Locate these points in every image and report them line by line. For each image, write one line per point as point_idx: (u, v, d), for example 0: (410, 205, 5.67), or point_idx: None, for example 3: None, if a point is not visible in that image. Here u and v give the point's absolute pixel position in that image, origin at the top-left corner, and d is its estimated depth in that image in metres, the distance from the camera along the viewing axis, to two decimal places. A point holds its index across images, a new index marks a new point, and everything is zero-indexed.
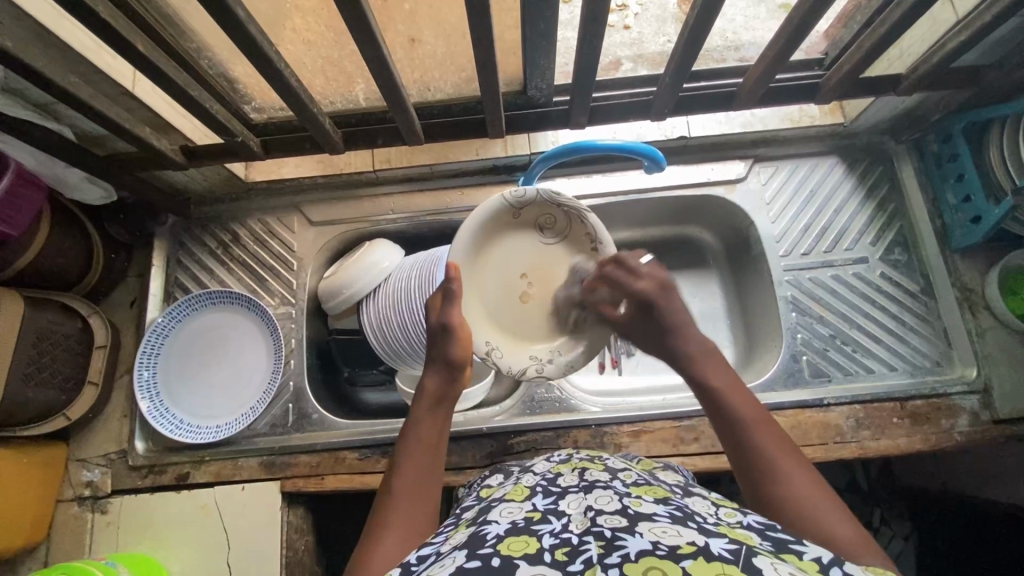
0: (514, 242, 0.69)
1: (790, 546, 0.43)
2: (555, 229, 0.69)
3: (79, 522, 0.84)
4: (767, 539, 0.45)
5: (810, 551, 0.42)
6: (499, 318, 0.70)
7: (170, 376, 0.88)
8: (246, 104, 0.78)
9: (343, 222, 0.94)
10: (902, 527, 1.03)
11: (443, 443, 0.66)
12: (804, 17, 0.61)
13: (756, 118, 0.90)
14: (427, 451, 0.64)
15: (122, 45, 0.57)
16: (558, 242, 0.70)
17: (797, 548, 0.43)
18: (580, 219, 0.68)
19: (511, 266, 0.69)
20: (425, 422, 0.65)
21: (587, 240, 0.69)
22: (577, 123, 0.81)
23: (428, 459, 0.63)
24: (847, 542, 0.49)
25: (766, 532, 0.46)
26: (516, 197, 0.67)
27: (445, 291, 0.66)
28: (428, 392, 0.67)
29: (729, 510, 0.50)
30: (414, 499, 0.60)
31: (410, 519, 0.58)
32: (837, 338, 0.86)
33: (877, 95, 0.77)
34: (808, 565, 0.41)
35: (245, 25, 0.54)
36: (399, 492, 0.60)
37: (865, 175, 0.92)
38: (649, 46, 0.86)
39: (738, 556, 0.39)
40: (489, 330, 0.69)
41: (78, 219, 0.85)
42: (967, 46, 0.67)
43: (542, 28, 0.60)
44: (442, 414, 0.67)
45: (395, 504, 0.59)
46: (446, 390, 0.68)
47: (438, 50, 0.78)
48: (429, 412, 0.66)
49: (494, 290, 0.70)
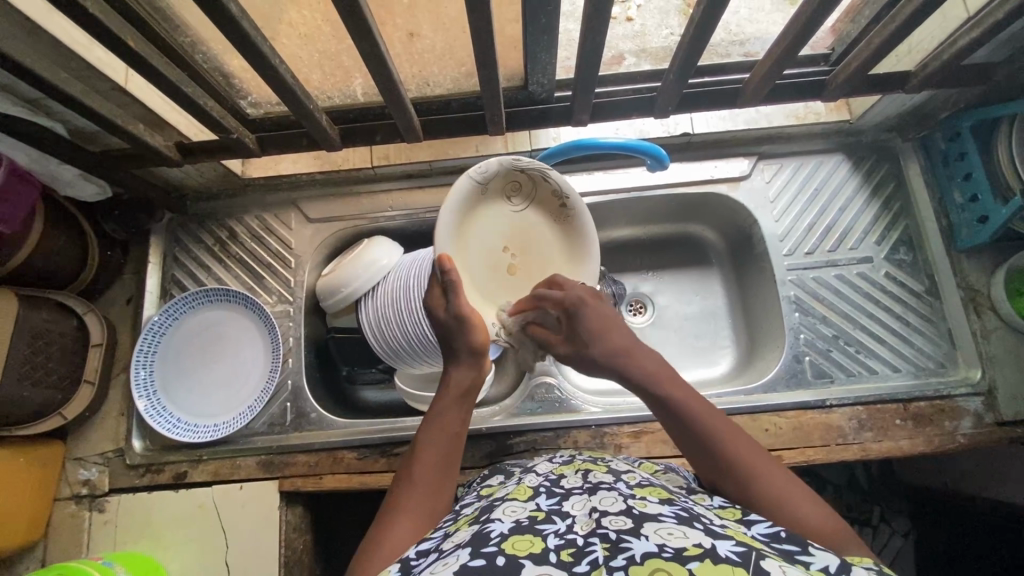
0: (489, 221, 0.68)
1: (797, 556, 0.42)
2: (522, 195, 0.69)
3: (77, 521, 0.83)
4: (774, 548, 0.43)
5: (817, 560, 0.41)
6: (492, 296, 0.69)
7: (167, 375, 0.87)
8: (243, 99, 0.77)
9: (341, 219, 0.93)
10: (901, 524, 1.04)
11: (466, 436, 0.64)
12: (814, 11, 0.59)
13: (761, 115, 0.88)
14: (450, 441, 0.61)
15: (111, 39, 0.55)
16: (527, 207, 0.69)
17: (805, 558, 0.42)
18: (545, 179, 0.68)
19: (489, 242, 0.68)
20: (450, 411, 0.63)
21: (555, 201, 0.69)
22: (579, 121, 0.80)
23: (449, 450, 0.61)
24: (826, 530, 0.49)
25: (772, 544, 0.44)
26: (480, 173, 0.65)
27: (444, 283, 0.63)
28: (456, 383, 0.64)
29: (734, 520, 0.49)
30: (432, 490, 0.58)
31: (424, 508, 0.57)
32: (840, 339, 0.85)
33: (885, 92, 0.76)
34: (818, 574, 0.39)
35: (239, 21, 0.53)
36: (416, 483, 0.58)
37: (872, 173, 0.90)
38: (652, 40, 0.85)
39: (747, 559, 0.39)
40: (489, 310, 0.68)
41: (73, 216, 0.83)
42: (978, 43, 0.66)
43: (543, 22, 0.58)
44: (467, 406, 0.64)
45: (411, 490, 0.58)
46: (475, 385, 0.65)
47: (436, 44, 0.76)
48: (455, 404, 0.64)
49: (479, 268, 0.68)
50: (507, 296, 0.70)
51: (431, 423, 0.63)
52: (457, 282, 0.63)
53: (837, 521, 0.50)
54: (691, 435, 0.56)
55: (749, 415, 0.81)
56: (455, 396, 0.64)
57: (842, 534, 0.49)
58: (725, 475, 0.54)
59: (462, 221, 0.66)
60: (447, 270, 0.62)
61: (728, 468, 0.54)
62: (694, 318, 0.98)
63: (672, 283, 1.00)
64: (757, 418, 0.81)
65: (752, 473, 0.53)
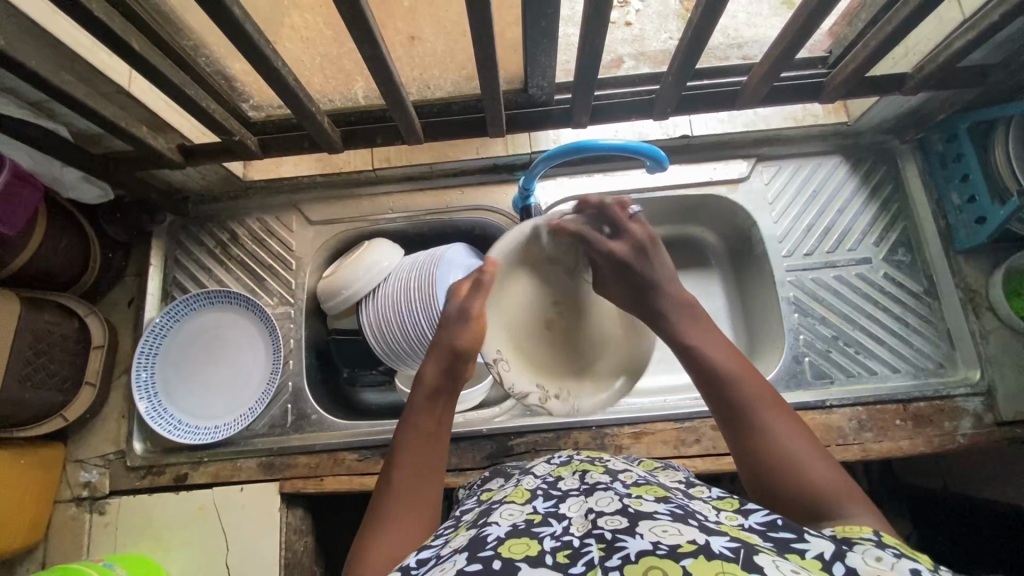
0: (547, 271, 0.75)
1: (792, 545, 0.42)
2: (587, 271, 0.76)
3: (78, 523, 0.83)
4: (769, 539, 0.43)
5: (812, 548, 0.41)
6: (521, 344, 0.73)
7: (168, 377, 0.87)
8: (244, 102, 0.78)
9: (343, 221, 0.93)
10: (902, 528, 1.03)
11: (445, 437, 0.63)
12: (811, 14, 0.60)
13: (759, 117, 0.90)
14: (427, 445, 0.61)
15: (116, 43, 0.55)
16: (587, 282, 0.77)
17: (800, 547, 0.42)
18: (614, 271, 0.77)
19: (540, 294, 0.75)
20: (422, 415, 0.62)
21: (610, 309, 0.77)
22: (579, 123, 0.80)
23: (427, 454, 0.60)
24: (833, 490, 0.49)
25: (767, 533, 0.44)
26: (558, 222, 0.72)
27: (474, 281, 0.67)
28: (426, 383, 0.64)
29: (731, 513, 0.49)
30: (413, 494, 0.58)
31: (410, 514, 0.56)
32: (839, 339, 0.86)
33: (882, 94, 0.76)
34: (813, 564, 0.39)
35: (243, 24, 0.53)
36: (395, 491, 0.57)
37: (870, 175, 0.91)
38: (651, 43, 0.85)
39: (739, 554, 0.39)
40: (500, 343, 0.71)
41: (74, 219, 0.83)
42: (973, 45, 0.66)
43: (543, 25, 0.59)
44: (440, 406, 0.64)
45: (391, 498, 0.57)
46: (444, 382, 0.64)
47: (437, 48, 0.77)
48: (428, 407, 0.63)
49: (518, 310, 0.73)
50: (528, 347, 0.74)
51: (406, 428, 0.62)
52: (489, 283, 0.67)
53: (846, 481, 0.50)
54: (710, 383, 0.59)
55: None
56: (425, 397, 0.63)
57: (851, 493, 0.49)
58: (739, 425, 0.55)
59: (530, 256, 0.73)
60: (489, 269, 0.67)
61: (741, 418, 0.55)
62: None
63: None
64: None
65: (765, 423, 0.54)
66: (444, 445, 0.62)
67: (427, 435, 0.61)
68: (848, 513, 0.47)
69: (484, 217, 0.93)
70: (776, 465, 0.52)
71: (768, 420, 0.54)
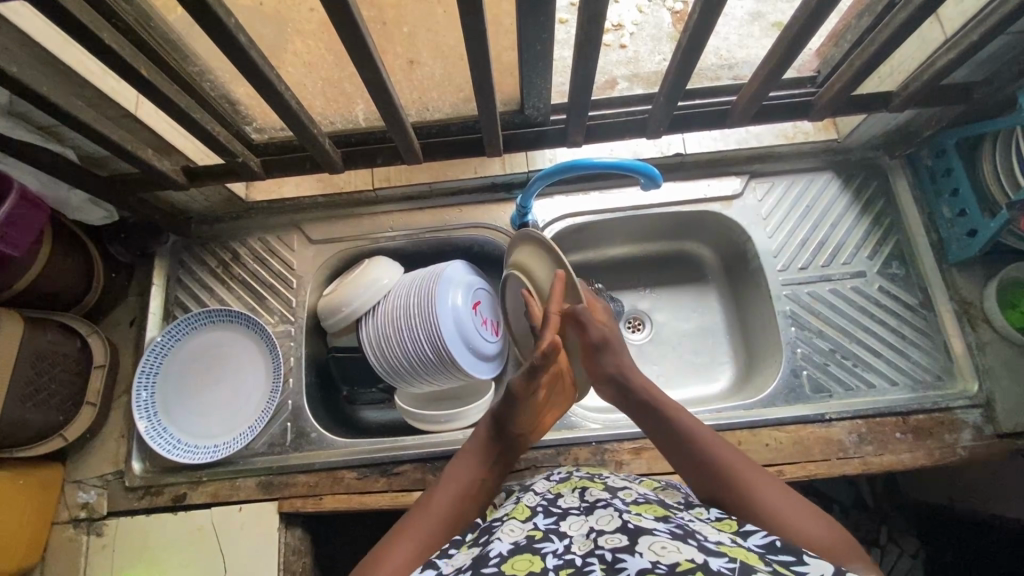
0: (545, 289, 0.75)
1: (792, 568, 0.42)
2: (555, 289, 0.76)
3: (75, 545, 0.83)
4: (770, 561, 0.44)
5: (812, 570, 0.41)
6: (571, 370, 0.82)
7: (168, 396, 0.87)
8: (248, 125, 0.80)
9: (343, 240, 0.95)
10: (909, 544, 1.01)
11: (490, 476, 0.66)
12: (794, 38, 0.62)
13: (752, 135, 0.92)
14: (472, 481, 0.64)
15: (125, 70, 0.57)
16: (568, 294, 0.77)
17: (800, 569, 0.42)
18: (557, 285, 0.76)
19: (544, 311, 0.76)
20: (473, 452, 0.67)
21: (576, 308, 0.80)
22: (574, 142, 0.82)
23: (474, 485, 0.64)
24: (823, 543, 0.51)
25: (768, 555, 0.45)
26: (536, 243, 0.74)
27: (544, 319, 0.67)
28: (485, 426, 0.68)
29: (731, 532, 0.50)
30: (448, 513, 0.60)
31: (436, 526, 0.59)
32: (837, 352, 0.86)
33: (869, 112, 0.78)
34: None
35: (248, 51, 0.55)
36: (430, 505, 0.61)
37: (861, 190, 0.92)
38: (645, 64, 0.91)
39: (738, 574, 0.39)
40: None
41: (79, 239, 0.85)
42: (955, 64, 0.68)
43: (538, 48, 0.61)
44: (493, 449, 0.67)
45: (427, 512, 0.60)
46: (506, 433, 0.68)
47: (435, 72, 0.80)
48: (479, 447, 0.67)
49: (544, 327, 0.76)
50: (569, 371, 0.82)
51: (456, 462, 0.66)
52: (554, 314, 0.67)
53: (838, 537, 0.51)
54: (686, 453, 0.62)
55: (747, 430, 0.81)
56: (482, 439, 0.67)
57: (844, 547, 0.50)
58: (721, 487, 0.58)
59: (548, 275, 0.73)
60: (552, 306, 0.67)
61: (726, 476, 0.58)
62: (692, 335, 0.99)
63: (670, 300, 1.01)
64: (756, 433, 0.81)
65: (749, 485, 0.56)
66: (487, 488, 0.65)
67: (475, 474, 0.65)
68: (848, 565, 0.49)
69: (483, 234, 0.94)
70: (773, 524, 0.52)
71: (751, 480, 0.56)
